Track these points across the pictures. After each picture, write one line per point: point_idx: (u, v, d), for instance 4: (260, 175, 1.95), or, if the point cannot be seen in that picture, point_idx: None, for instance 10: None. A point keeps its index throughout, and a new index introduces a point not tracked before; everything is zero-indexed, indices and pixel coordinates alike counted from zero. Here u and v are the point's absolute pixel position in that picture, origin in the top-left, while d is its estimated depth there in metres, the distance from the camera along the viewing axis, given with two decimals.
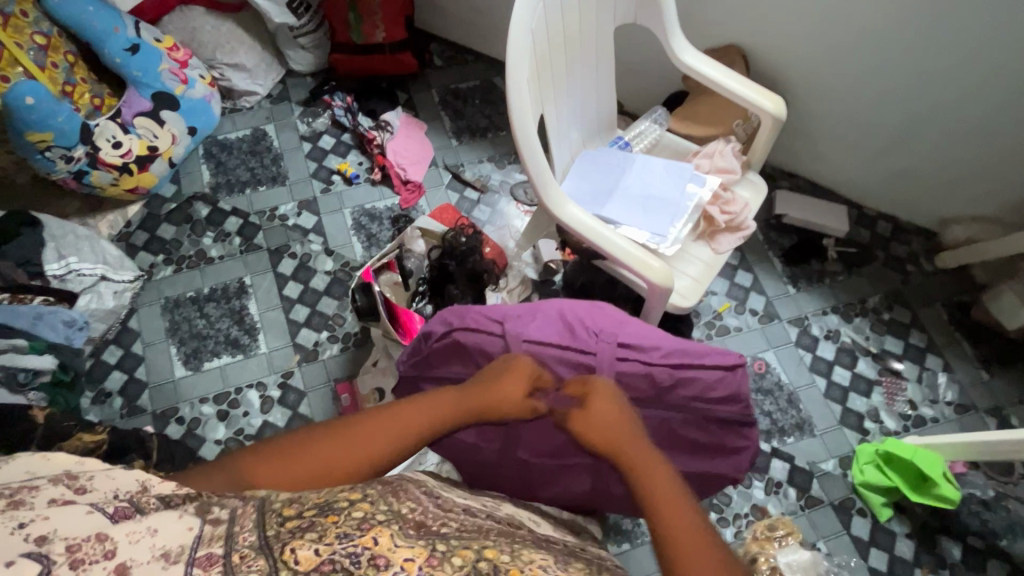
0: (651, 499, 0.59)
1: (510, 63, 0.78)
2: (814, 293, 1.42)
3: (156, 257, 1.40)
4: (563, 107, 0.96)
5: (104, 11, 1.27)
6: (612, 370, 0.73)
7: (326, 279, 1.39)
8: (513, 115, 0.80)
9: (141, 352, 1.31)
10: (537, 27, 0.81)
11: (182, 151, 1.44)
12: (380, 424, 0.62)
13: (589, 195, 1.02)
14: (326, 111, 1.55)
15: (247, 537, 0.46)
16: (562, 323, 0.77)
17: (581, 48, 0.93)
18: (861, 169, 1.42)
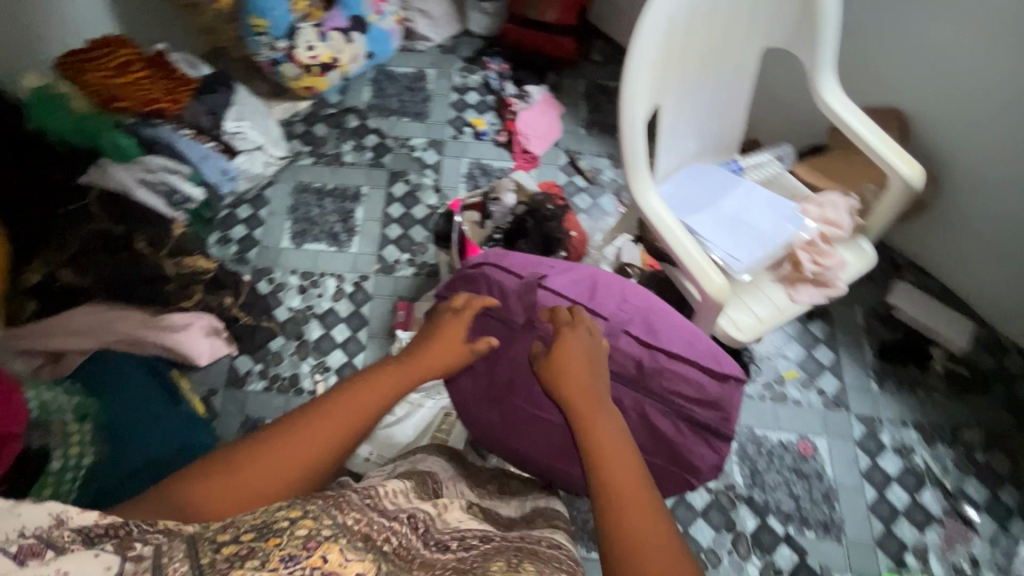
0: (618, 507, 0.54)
1: (640, 42, 0.81)
2: (899, 400, 1.27)
3: (303, 148, 1.63)
4: (683, 110, 0.97)
5: None
6: (618, 337, 0.75)
7: (426, 210, 1.52)
8: (626, 91, 0.83)
9: (264, 217, 1.54)
10: (679, 19, 0.84)
11: (356, 70, 1.68)
12: (335, 409, 0.63)
13: (678, 201, 1.02)
14: (481, 71, 1.70)
15: (179, 568, 0.46)
16: (586, 286, 0.80)
17: (718, 58, 0.94)
18: (1010, 289, 1.25)
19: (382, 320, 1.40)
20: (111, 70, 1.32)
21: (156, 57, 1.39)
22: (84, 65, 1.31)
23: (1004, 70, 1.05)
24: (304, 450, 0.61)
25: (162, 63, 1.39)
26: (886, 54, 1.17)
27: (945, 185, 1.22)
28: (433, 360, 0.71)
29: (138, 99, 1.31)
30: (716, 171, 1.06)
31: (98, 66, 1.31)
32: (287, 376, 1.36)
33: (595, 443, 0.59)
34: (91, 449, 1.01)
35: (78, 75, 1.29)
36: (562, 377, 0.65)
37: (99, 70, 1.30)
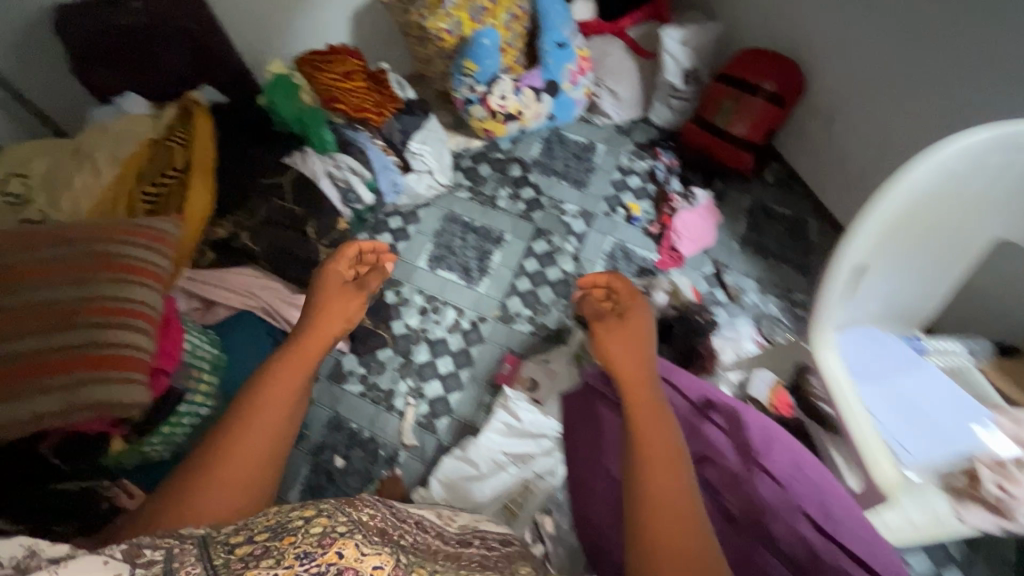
0: (653, 476, 0.65)
1: (869, 210, 0.76)
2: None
3: (464, 181, 1.72)
4: (884, 279, 0.89)
5: (562, 12, 1.65)
6: (790, 513, 0.72)
7: (559, 274, 1.54)
8: (848, 241, 0.76)
9: (410, 233, 1.62)
10: (930, 189, 0.77)
11: (534, 126, 1.77)
12: (282, 379, 0.76)
13: (853, 362, 0.91)
14: (650, 160, 1.73)
15: (189, 570, 0.51)
16: (762, 442, 0.78)
17: (938, 237, 0.86)
18: None
19: (487, 367, 1.40)
20: (340, 74, 1.44)
21: (378, 74, 1.52)
22: (319, 62, 1.44)
23: None
24: (279, 420, 0.73)
25: (380, 81, 1.52)
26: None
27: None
28: (337, 314, 0.88)
29: (352, 107, 1.43)
30: (895, 343, 0.97)
31: (331, 68, 1.43)
32: (383, 389, 1.38)
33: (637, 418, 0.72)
34: (209, 400, 1.03)
35: (313, 70, 1.42)
36: (617, 349, 0.82)
37: (331, 71, 1.43)
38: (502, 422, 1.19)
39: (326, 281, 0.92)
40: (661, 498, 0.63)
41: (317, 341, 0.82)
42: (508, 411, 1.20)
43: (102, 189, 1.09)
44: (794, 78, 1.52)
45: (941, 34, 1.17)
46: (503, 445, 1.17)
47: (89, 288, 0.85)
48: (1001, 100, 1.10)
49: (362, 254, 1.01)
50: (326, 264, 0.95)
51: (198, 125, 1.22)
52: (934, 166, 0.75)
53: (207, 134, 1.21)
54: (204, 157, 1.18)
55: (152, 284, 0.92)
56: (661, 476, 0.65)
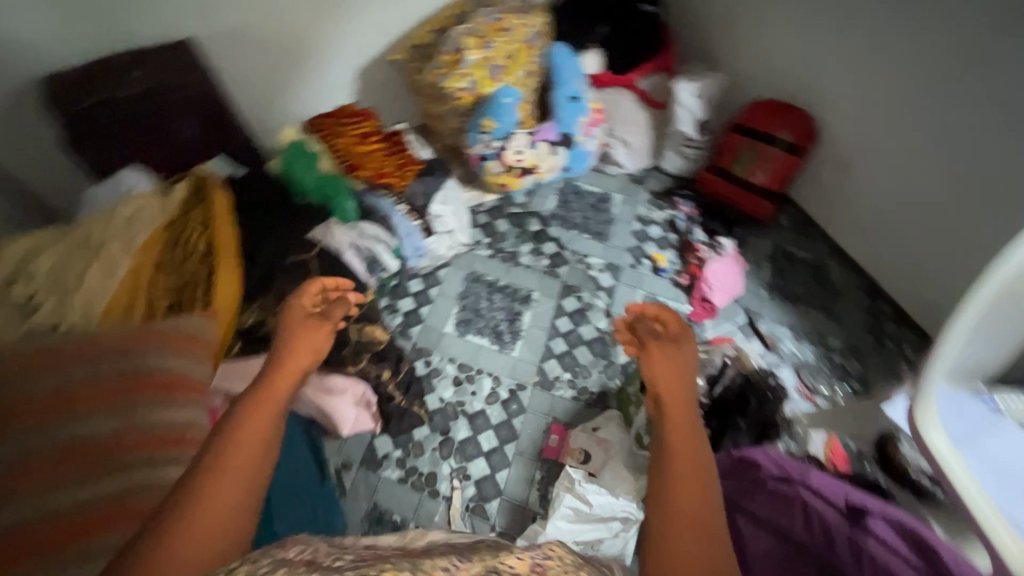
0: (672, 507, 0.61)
1: (971, 290, 0.83)
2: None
3: (483, 238, 1.67)
4: (967, 347, 0.91)
5: (575, 68, 1.65)
6: None
7: (594, 333, 1.50)
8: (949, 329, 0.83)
9: (433, 297, 1.54)
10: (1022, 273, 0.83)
11: (549, 179, 1.74)
12: (258, 421, 0.67)
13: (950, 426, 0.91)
14: (669, 209, 1.73)
15: None
16: (914, 544, 0.74)
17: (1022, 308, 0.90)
18: None
19: (533, 439, 1.33)
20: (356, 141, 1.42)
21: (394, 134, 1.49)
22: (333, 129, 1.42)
23: None
24: (250, 469, 0.63)
25: (395, 141, 1.47)
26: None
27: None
28: (306, 350, 0.80)
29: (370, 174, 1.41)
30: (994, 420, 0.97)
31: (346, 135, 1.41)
32: (423, 472, 1.29)
33: (671, 443, 0.67)
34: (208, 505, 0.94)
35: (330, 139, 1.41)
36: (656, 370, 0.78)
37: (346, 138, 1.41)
38: (570, 508, 1.12)
39: (291, 318, 0.85)
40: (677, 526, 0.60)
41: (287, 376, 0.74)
42: (577, 496, 1.13)
43: (118, 283, 1.00)
44: (808, 128, 1.54)
45: (968, 91, 1.21)
46: (572, 533, 1.11)
47: (137, 414, 0.83)
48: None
49: (325, 291, 0.92)
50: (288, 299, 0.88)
51: (214, 201, 1.13)
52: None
53: (228, 212, 1.13)
54: (228, 237, 1.09)
55: (196, 400, 0.91)
56: (684, 509, 0.61)
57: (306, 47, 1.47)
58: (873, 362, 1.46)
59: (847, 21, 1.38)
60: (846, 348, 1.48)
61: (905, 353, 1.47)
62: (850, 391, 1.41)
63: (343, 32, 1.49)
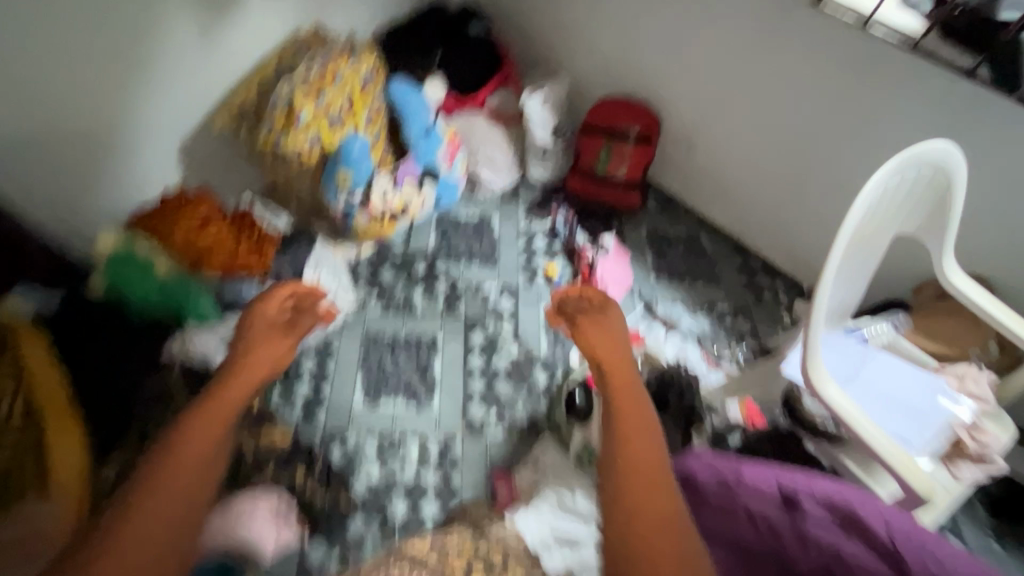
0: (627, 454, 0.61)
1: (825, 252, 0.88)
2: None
3: (371, 293, 1.55)
4: (835, 293, 1.01)
5: (421, 99, 1.60)
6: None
7: (508, 361, 1.47)
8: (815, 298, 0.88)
9: (332, 371, 1.41)
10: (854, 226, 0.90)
11: (423, 215, 1.68)
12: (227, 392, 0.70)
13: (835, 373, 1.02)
14: (547, 219, 1.75)
15: None
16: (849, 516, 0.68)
17: (870, 244, 1.00)
18: None
19: (476, 491, 1.27)
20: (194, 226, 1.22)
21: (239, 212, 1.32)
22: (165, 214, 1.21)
23: None
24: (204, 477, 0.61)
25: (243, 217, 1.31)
26: (983, 223, 1.24)
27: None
28: (269, 354, 0.81)
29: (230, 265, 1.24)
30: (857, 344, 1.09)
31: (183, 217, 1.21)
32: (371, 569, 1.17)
33: (618, 402, 0.68)
34: None
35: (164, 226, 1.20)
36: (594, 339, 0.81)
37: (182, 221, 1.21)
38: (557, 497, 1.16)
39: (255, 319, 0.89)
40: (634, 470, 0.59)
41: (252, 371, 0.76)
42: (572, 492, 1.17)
43: None
44: (651, 117, 1.65)
45: (779, 61, 1.36)
46: (551, 521, 1.12)
47: None
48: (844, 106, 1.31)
49: (295, 296, 0.97)
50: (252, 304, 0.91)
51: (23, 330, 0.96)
52: (871, 190, 0.91)
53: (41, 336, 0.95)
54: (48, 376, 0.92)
55: None
56: (638, 456, 0.61)
57: (105, 135, 1.26)
58: (759, 316, 1.59)
59: (662, 14, 1.49)
60: (734, 308, 1.60)
61: (781, 299, 1.62)
62: (746, 348, 1.53)
63: (144, 111, 1.29)
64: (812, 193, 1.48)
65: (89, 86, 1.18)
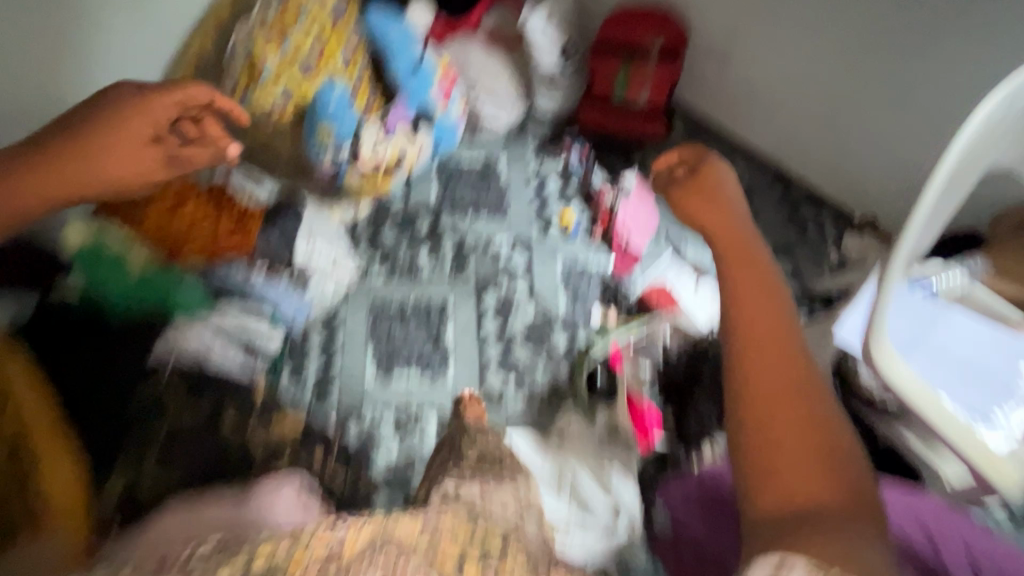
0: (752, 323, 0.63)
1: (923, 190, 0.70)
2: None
3: (373, 257, 1.44)
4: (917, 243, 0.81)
5: (405, 30, 1.40)
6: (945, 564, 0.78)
7: (525, 323, 1.37)
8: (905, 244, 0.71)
9: (340, 345, 1.32)
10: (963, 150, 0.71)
11: (421, 164, 1.50)
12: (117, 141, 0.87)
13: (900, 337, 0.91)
14: (561, 156, 1.55)
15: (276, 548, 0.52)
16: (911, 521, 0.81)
17: (954, 183, 0.80)
18: None
19: None
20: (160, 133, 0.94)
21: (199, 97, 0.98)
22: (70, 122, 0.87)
23: None
24: (81, 181, 0.85)
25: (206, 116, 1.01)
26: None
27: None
28: (128, 150, 0.88)
29: (157, 168, 0.94)
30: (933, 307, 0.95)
31: (127, 119, 0.88)
32: None
33: (736, 277, 0.67)
34: None
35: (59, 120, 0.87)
36: (702, 206, 0.82)
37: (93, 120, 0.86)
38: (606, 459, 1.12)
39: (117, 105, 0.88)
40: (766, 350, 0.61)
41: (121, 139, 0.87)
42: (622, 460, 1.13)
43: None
44: (678, 29, 1.40)
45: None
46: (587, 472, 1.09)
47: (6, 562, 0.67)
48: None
49: (191, 101, 0.98)
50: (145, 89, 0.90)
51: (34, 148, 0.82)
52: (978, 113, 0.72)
53: (93, 158, 0.85)
54: (80, 174, 0.84)
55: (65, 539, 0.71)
56: (761, 318, 0.63)
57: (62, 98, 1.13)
58: (802, 254, 1.43)
59: None
60: (773, 248, 1.44)
61: (828, 234, 1.44)
62: (788, 292, 1.37)
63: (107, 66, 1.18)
64: (871, 100, 1.29)
65: (31, 41, 1.04)
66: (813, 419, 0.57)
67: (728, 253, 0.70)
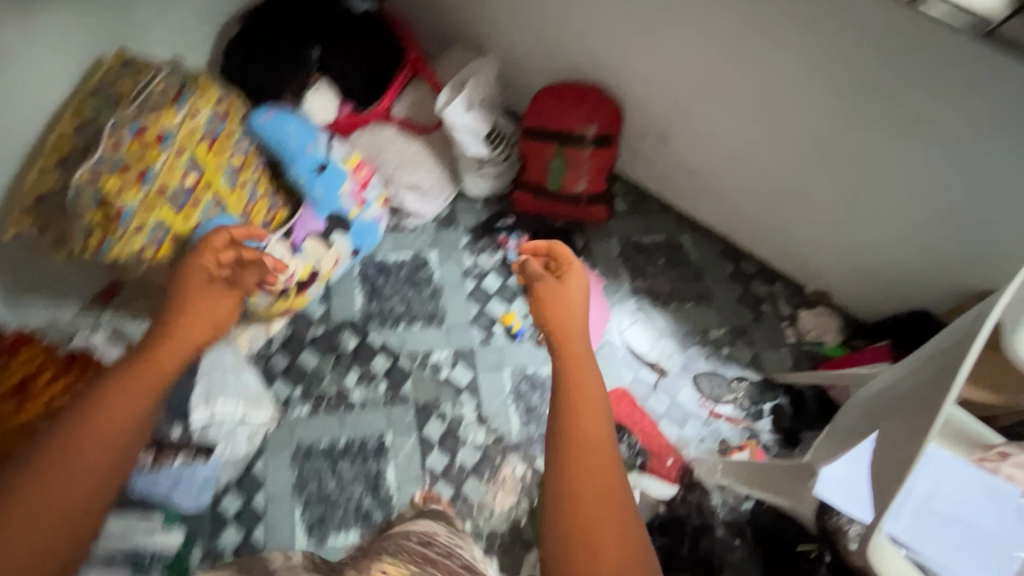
0: (578, 473, 0.66)
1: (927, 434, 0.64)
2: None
3: (293, 390, 1.25)
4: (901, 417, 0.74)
5: (304, 128, 1.19)
6: None
7: (476, 454, 1.22)
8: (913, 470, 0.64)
9: (262, 508, 1.15)
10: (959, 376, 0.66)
11: (340, 271, 1.33)
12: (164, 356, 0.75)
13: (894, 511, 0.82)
14: (496, 250, 1.41)
15: None
16: None
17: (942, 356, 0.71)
18: None
19: None
20: (223, 270, 0.90)
21: (226, 240, 0.91)
22: (178, 300, 0.83)
23: None
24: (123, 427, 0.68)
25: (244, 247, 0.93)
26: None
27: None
28: (183, 345, 0.78)
29: (233, 305, 0.88)
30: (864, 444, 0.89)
31: (195, 269, 0.86)
32: None
33: (571, 399, 0.71)
34: None
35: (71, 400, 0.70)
36: (557, 302, 0.85)
37: (206, 297, 0.85)
38: None
39: (190, 279, 0.85)
40: (587, 502, 0.65)
41: (172, 351, 0.76)
42: None
43: None
44: (612, 110, 1.28)
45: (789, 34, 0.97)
46: None
47: None
48: (875, 102, 0.97)
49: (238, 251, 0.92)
50: (190, 257, 0.87)
51: (128, 367, 0.73)
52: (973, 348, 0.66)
53: (144, 375, 0.72)
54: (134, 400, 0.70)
55: None
56: (592, 470, 0.66)
57: None
58: (759, 337, 1.36)
59: None
60: (728, 332, 1.36)
61: (782, 311, 1.38)
62: (750, 382, 1.31)
63: None
64: None
65: None
66: (618, 541, 0.63)
67: (574, 397, 0.71)
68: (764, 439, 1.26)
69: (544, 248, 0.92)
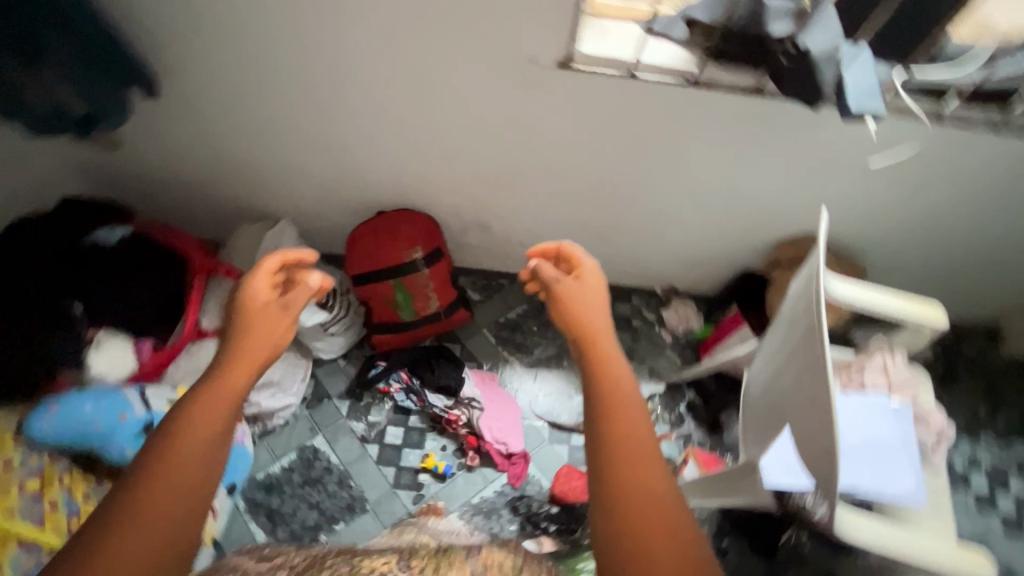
0: (619, 480, 0.57)
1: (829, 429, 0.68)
2: (955, 421, 1.40)
3: None
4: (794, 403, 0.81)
5: (104, 401, 1.00)
6: None
7: None
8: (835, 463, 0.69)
9: None
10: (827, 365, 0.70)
11: (222, 517, 1.14)
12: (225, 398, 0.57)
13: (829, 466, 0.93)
14: (383, 399, 1.32)
15: None
16: None
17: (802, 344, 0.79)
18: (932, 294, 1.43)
19: None
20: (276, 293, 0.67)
21: (279, 259, 0.68)
22: (236, 321, 0.63)
23: (874, 187, 1.15)
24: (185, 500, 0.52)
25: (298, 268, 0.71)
26: (797, 197, 1.20)
27: (877, 261, 1.34)
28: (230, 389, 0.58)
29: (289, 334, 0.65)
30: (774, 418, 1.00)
31: (254, 291, 0.64)
32: None
33: (604, 395, 0.63)
34: None
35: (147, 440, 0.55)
36: (576, 298, 0.72)
37: (262, 320, 0.63)
38: None
39: (246, 305, 0.64)
40: (634, 510, 0.56)
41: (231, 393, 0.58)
42: None
43: None
44: (426, 225, 1.27)
45: (543, 120, 1.05)
46: None
47: None
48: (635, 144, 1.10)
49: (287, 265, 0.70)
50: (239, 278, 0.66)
51: (202, 389, 0.58)
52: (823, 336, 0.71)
53: (213, 403, 0.57)
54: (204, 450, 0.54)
55: None
56: (632, 475, 0.58)
57: None
58: (644, 350, 1.47)
59: (366, 112, 1.06)
60: None
61: (650, 319, 1.51)
62: (659, 394, 1.41)
63: None
64: None
65: None
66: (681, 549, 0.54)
67: (606, 390, 0.63)
68: (695, 437, 1.36)
69: (553, 249, 0.80)
